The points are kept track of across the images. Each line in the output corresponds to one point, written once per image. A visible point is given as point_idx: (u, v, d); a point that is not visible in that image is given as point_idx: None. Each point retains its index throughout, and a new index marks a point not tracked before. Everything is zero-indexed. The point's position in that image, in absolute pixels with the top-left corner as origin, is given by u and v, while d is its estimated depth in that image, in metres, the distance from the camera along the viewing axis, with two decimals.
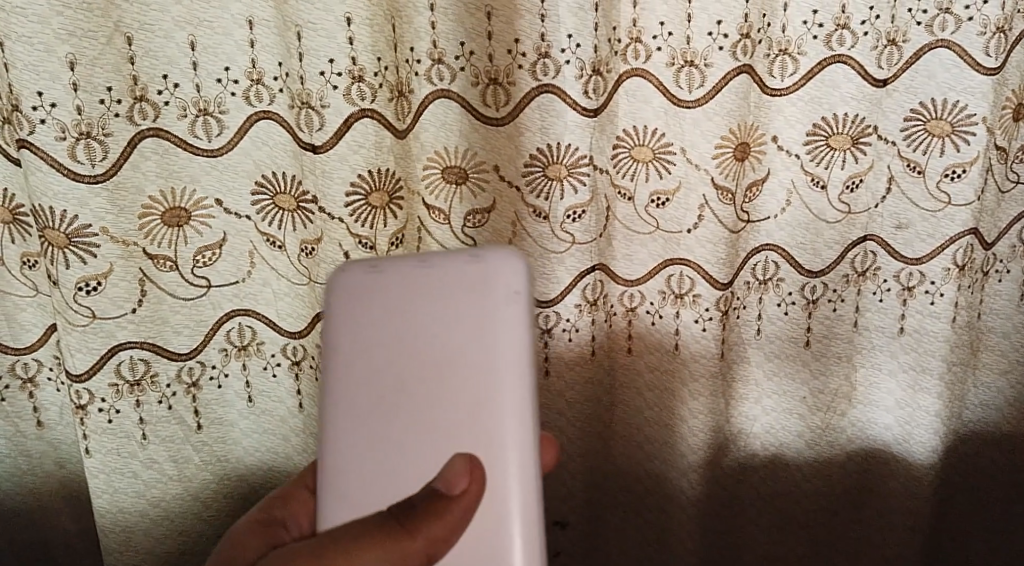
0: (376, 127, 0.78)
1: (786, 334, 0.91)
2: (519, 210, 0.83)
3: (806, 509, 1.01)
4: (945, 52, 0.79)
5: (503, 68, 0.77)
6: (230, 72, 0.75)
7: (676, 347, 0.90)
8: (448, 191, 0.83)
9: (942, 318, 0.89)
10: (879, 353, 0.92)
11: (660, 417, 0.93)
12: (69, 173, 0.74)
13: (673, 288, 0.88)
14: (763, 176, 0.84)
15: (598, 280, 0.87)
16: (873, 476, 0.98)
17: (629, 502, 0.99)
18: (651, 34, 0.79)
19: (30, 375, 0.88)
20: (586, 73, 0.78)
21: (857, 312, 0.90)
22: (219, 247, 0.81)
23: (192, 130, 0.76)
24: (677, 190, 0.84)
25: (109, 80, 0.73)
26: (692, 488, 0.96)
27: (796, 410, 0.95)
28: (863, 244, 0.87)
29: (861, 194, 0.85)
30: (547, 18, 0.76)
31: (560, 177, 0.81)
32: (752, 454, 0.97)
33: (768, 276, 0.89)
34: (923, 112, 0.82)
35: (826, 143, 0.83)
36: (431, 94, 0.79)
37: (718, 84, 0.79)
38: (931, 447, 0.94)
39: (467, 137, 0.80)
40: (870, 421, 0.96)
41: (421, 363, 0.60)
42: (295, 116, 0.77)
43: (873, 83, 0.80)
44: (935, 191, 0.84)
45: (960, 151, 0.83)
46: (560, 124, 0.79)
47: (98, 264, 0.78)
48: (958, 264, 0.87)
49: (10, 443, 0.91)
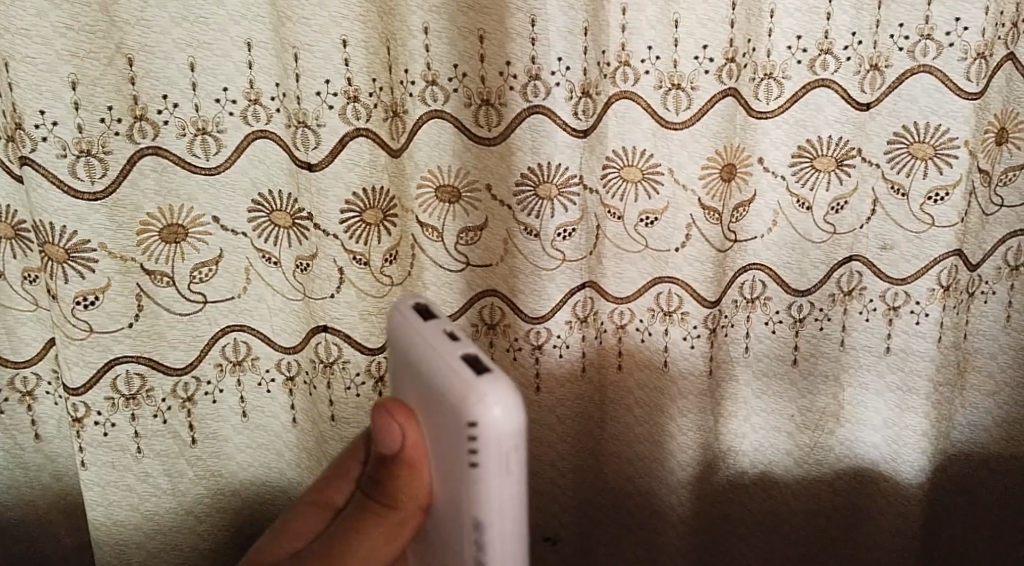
0: (370, 146, 0.80)
1: (774, 352, 0.92)
2: (510, 228, 0.85)
3: (796, 528, 1.01)
4: (927, 78, 0.81)
5: (494, 89, 0.79)
6: (229, 92, 0.77)
7: (665, 363, 0.92)
8: (441, 209, 0.84)
9: (927, 337, 0.91)
10: (867, 372, 0.94)
11: (649, 434, 0.95)
12: (69, 190, 0.76)
13: (661, 306, 0.90)
14: (749, 196, 0.86)
15: (588, 297, 0.89)
16: (862, 495, 0.99)
17: (619, 518, 1.00)
18: (639, 57, 0.81)
19: (28, 389, 0.89)
20: (575, 95, 0.80)
21: (844, 331, 0.92)
22: (216, 263, 0.83)
23: (190, 148, 0.78)
24: (665, 209, 0.86)
25: (110, 100, 0.75)
26: (681, 504, 0.98)
27: (784, 428, 0.96)
28: (848, 264, 0.89)
29: (847, 215, 0.86)
30: (538, 41, 0.78)
31: (550, 196, 0.83)
32: (741, 472, 0.98)
33: (754, 295, 0.90)
34: (906, 135, 0.84)
35: (811, 165, 0.84)
36: (425, 114, 0.81)
37: (705, 106, 0.82)
38: (919, 467, 0.95)
39: (459, 156, 0.82)
40: (859, 440, 0.97)
41: None
42: (292, 135, 0.79)
43: (856, 107, 0.82)
44: (918, 213, 0.86)
45: (943, 174, 0.85)
46: (550, 144, 0.81)
47: (96, 279, 0.80)
48: (943, 285, 0.89)
49: (7, 455, 0.92)
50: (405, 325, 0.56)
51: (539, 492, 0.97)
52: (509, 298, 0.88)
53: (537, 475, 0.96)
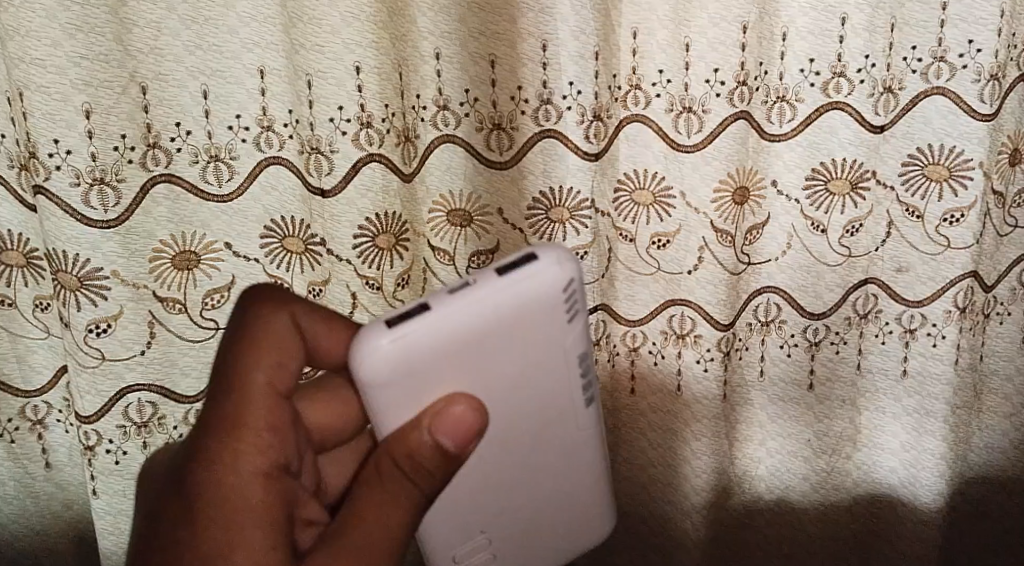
0: (383, 172, 0.80)
1: (789, 376, 0.92)
2: (522, 252, 0.84)
3: (814, 553, 1.00)
4: (941, 99, 0.81)
5: (506, 114, 0.79)
6: (242, 119, 0.77)
7: (678, 388, 0.91)
8: (453, 233, 0.84)
9: (944, 360, 0.90)
10: (883, 396, 0.93)
11: (662, 458, 0.94)
12: (82, 218, 0.76)
13: (674, 329, 0.89)
14: (762, 219, 0.86)
15: (601, 321, 0.88)
16: (879, 518, 0.98)
17: (635, 543, 0.99)
18: (650, 81, 0.81)
19: (39, 417, 0.89)
20: (587, 119, 0.80)
21: (860, 354, 0.91)
22: (228, 289, 0.82)
23: (203, 176, 0.78)
24: (677, 232, 0.85)
25: (124, 128, 0.75)
26: (695, 530, 0.97)
27: (800, 453, 0.95)
28: (864, 287, 0.88)
29: (861, 237, 0.86)
30: (549, 66, 0.78)
31: (562, 220, 0.83)
32: (757, 496, 0.97)
33: (769, 317, 0.89)
34: (920, 158, 0.83)
35: (825, 188, 0.84)
36: (437, 138, 0.80)
37: (717, 129, 0.81)
38: (936, 491, 0.94)
39: (471, 181, 0.82)
40: (875, 464, 0.96)
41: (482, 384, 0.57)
42: (305, 161, 0.79)
43: (870, 129, 0.82)
44: (935, 235, 0.86)
45: (958, 196, 0.84)
46: (562, 168, 0.81)
47: (108, 307, 0.80)
48: (959, 307, 0.88)
49: (20, 485, 0.92)
50: (428, 320, 0.53)
51: None
52: None
53: None
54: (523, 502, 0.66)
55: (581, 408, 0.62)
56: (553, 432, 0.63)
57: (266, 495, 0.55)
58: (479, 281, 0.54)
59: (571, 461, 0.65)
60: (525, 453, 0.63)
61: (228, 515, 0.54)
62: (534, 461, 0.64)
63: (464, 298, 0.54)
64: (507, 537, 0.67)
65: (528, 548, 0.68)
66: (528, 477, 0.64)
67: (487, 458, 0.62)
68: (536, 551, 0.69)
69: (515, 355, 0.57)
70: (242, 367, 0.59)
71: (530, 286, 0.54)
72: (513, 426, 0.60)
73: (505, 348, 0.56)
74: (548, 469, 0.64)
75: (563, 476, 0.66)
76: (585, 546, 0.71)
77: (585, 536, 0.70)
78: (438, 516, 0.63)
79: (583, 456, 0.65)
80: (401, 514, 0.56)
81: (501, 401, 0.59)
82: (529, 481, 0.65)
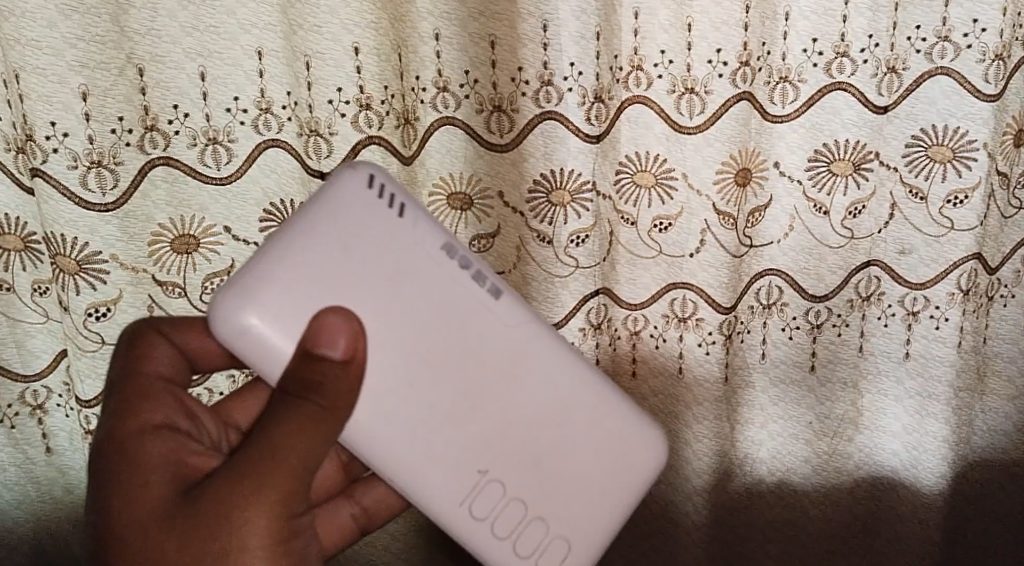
0: (383, 154, 0.80)
1: (790, 359, 0.92)
2: (523, 235, 0.85)
3: (816, 537, 1.00)
4: (945, 79, 0.80)
5: (506, 96, 0.78)
6: (240, 101, 0.76)
7: (680, 370, 0.91)
8: (453, 217, 0.84)
9: (947, 343, 0.90)
10: (886, 379, 0.92)
11: (664, 442, 0.94)
12: (80, 201, 0.76)
13: (676, 312, 0.89)
14: (765, 201, 0.85)
15: (602, 304, 0.88)
16: (882, 502, 0.97)
17: (637, 528, 0.98)
18: (652, 61, 0.80)
19: (39, 401, 0.89)
20: (588, 100, 0.79)
21: (862, 337, 0.90)
22: (228, 273, 0.82)
23: (201, 159, 0.77)
24: (679, 214, 0.85)
25: (121, 110, 0.74)
26: (697, 513, 0.97)
27: (802, 436, 0.95)
28: (867, 269, 0.88)
29: (864, 219, 0.85)
30: (550, 46, 0.77)
31: (563, 203, 0.83)
32: (758, 479, 0.97)
33: (772, 300, 0.89)
34: (924, 139, 0.83)
35: (829, 169, 0.83)
36: (437, 120, 0.80)
37: (719, 110, 0.81)
38: (939, 473, 0.95)
39: (471, 164, 0.82)
40: (877, 447, 0.96)
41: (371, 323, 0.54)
42: (304, 144, 0.78)
43: (873, 110, 0.81)
44: (938, 216, 0.85)
45: (961, 177, 0.84)
46: (563, 150, 0.81)
47: (108, 291, 0.80)
48: (962, 289, 0.88)
49: (21, 469, 0.92)
50: (254, 277, 0.52)
51: None
52: None
53: None
54: (509, 439, 0.57)
55: (492, 302, 0.57)
56: (476, 338, 0.56)
57: (170, 475, 0.56)
58: (284, 226, 0.53)
59: (533, 377, 0.58)
60: (465, 379, 0.56)
61: (134, 491, 0.55)
62: (483, 388, 0.56)
63: (280, 246, 0.52)
64: (525, 485, 0.58)
65: (550, 488, 0.59)
66: (489, 410, 0.57)
67: (421, 400, 0.55)
68: (573, 501, 0.59)
69: (374, 267, 0.54)
70: (130, 373, 0.63)
71: (328, 201, 0.54)
72: (427, 349, 0.55)
73: (361, 263, 0.53)
74: (513, 395, 0.57)
75: (539, 396, 0.58)
76: (638, 472, 0.61)
77: (626, 467, 0.61)
78: (424, 482, 0.56)
79: (545, 362, 0.59)
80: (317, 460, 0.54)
81: (400, 333, 0.54)
82: (495, 412, 0.57)
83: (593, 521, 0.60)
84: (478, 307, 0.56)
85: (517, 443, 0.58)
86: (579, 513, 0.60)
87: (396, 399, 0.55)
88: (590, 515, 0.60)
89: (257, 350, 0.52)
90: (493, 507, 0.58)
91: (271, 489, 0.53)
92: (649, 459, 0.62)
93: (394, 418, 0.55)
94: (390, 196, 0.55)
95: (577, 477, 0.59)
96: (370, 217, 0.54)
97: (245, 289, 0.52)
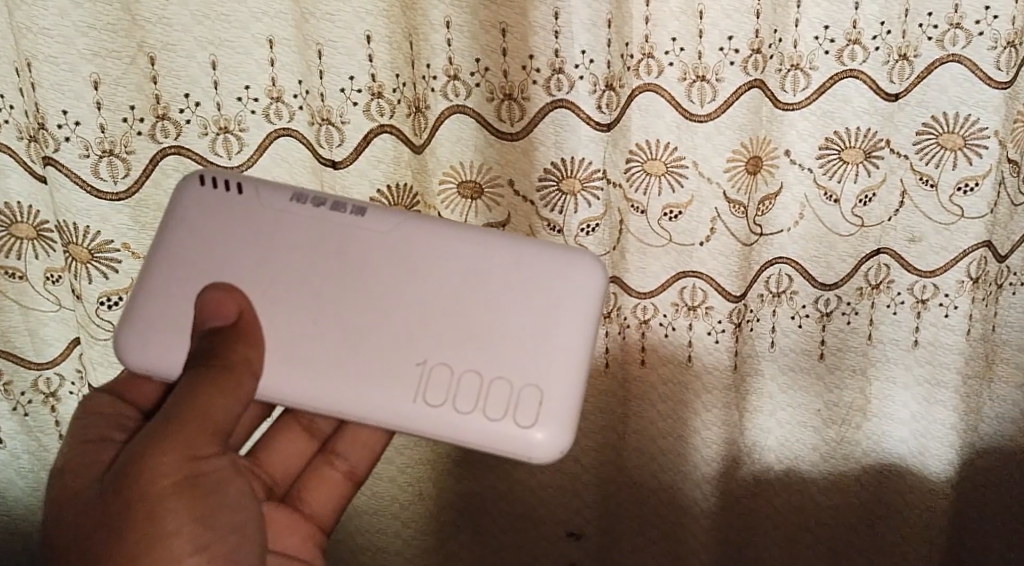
0: (394, 142, 0.80)
1: (799, 347, 0.92)
2: (533, 223, 0.85)
3: (822, 523, 1.01)
4: (956, 67, 0.80)
5: (517, 84, 0.78)
6: (251, 90, 0.76)
7: (689, 359, 0.91)
8: (464, 205, 0.85)
9: (956, 331, 0.90)
10: (894, 366, 0.93)
11: (672, 429, 0.94)
12: (93, 190, 0.77)
13: (685, 301, 0.89)
14: (775, 189, 0.85)
15: (611, 294, 0.89)
16: (888, 488, 0.98)
17: (643, 512, 0.99)
18: (662, 49, 0.80)
19: (51, 389, 0.89)
20: (599, 88, 0.79)
21: (871, 325, 0.91)
22: None
23: (213, 147, 0.77)
24: (689, 203, 0.85)
25: (133, 99, 0.74)
26: (705, 499, 0.98)
27: (810, 423, 0.95)
28: (876, 257, 0.88)
29: (875, 207, 0.85)
30: (561, 34, 0.76)
31: (574, 192, 0.83)
32: (767, 467, 0.98)
33: (781, 288, 0.89)
34: (936, 126, 0.83)
35: (839, 157, 0.83)
36: (447, 109, 0.80)
37: (730, 98, 0.81)
38: (946, 460, 0.95)
39: (482, 153, 0.82)
40: (885, 435, 0.96)
41: (270, 287, 0.65)
42: (315, 133, 0.78)
43: (884, 98, 0.81)
44: (948, 204, 0.85)
45: (972, 165, 0.84)
46: (574, 138, 0.81)
47: (120, 279, 0.81)
48: (971, 277, 0.88)
49: (35, 455, 0.92)
50: (153, 302, 0.65)
51: (562, 487, 0.97)
52: None
53: (560, 470, 0.96)
54: (421, 333, 0.65)
55: (357, 220, 0.66)
56: (358, 260, 0.66)
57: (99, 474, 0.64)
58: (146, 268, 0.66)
59: (425, 270, 0.66)
60: (360, 299, 0.65)
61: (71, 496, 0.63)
62: (382, 297, 0.65)
63: (156, 275, 0.65)
64: (462, 358, 0.64)
65: (488, 348, 0.64)
66: (401, 312, 0.65)
67: (328, 334, 0.65)
68: (516, 350, 0.64)
69: (252, 252, 0.65)
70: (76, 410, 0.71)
71: (174, 218, 0.66)
72: (317, 290, 0.65)
73: (235, 244, 0.66)
74: (410, 298, 0.65)
75: (431, 281, 0.65)
76: (567, 301, 0.65)
77: (551, 299, 0.65)
78: (366, 399, 0.64)
79: (429, 250, 0.66)
80: (223, 409, 0.62)
81: (297, 282, 0.65)
82: (399, 317, 0.65)
83: (551, 362, 0.64)
84: (348, 231, 0.66)
85: (431, 331, 0.65)
86: (532, 357, 0.64)
87: (300, 337, 0.65)
88: (542, 357, 0.64)
89: (169, 350, 0.65)
90: (445, 389, 0.64)
91: (175, 438, 0.61)
92: (577, 275, 0.65)
93: (312, 360, 0.64)
94: (228, 184, 0.67)
95: (506, 328, 0.64)
96: (214, 214, 0.66)
97: (134, 313, 0.65)
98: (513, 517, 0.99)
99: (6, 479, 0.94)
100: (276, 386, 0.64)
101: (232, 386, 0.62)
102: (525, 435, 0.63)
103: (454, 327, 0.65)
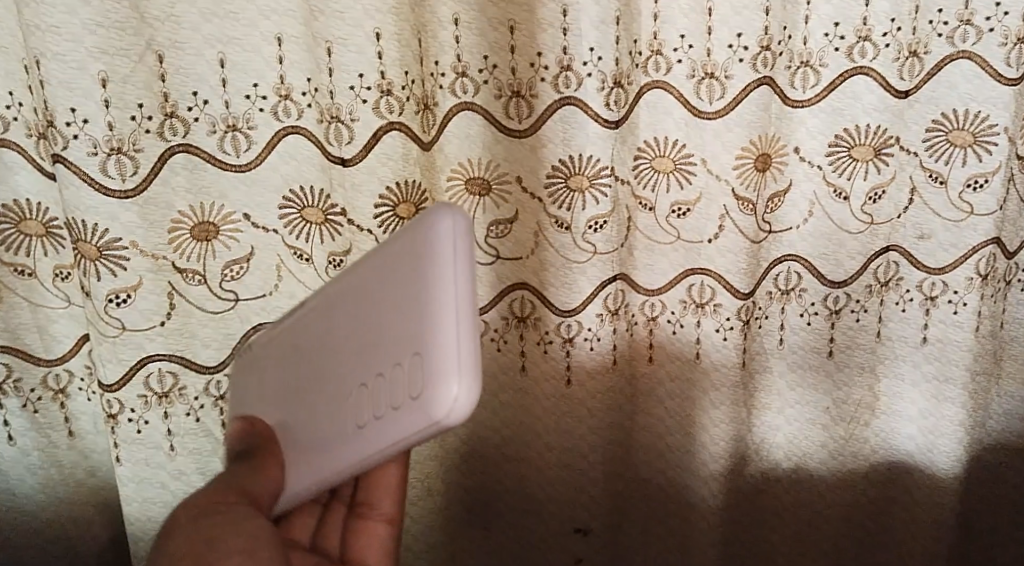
0: (404, 140, 0.80)
1: (808, 345, 0.92)
2: (541, 220, 0.85)
3: (831, 521, 1.00)
4: (967, 63, 0.80)
5: (525, 81, 0.78)
6: (259, 88, 0.76)
7: (697, 356, 0.91)
8: (471, 202, 0.84)
9: (965, 328, 0.90)
10: (903, 364, 0.93)
11: (680, 426, 0.94)
12: (101, 188, 0.75)
13: (694, 298, 0.89)
14: (784, 186, 0.85)
15: (619, 290, 0.88)
16: (896, 486, 0.98)
17: (652, 508, 0.99)
18: (671, 46, 0.80)
19: (61, 386, 0.89)
20: (607, 86, 0.79)
21: (879, 322, 0.91)
22: (247, 261, 0.82)
23: (221, 145, 0.77)
24: (698, 200, 0.85)
25: (141, 97, 0.74)
26: (714, 497, 0.96)
27: (819, 420, 0.95)
28: (885, 255, 0.88)
29: (885, 205, 0.85)
30: (569, 31, 0.77)
31: (582, 189, 0.82)
32: (775, 465, 0.97)
33: (789, 286, 0.89)
34: (946, 122, 0.82)
35: (849, 155, 0.83)
36: (455, 106, 0.80)
37: (739, 95, 0.80)
38: (954, 457, 0.94)
39: (490, 149, 0.82)
40: (893, 432, 0.96)
41: (273, 400, 0.67)
42: (324, 131, 0.78)
43: (894, 95, 0.81)
44: (958, 201, 0.85)
45: (982, 161, 0.83)
46: (582, 136, 0.80)
47: (129, 277, 0.79)
48: (981, 274, 0.87)
49: (42, 454, 0.92)
50: None
51: (569, 485, 0.96)
52: (539, 292, 0.88)
53: (568, 468, 0.96)
54: (343, 356, 0.61)
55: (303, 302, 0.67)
56: (303, 336, 0.65)
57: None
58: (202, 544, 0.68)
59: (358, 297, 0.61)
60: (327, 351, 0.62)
61: None
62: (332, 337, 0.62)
63: None
64: (366, 364, 0.58)
65: (380, 332, 0.57)
66: (331, 353, 0.62)
67: (300, 412, 0.63)
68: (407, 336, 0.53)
69: (258, 408, 0.68)
70: None
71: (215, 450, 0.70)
72: (314, 368, 0.65)
73: (236, 437, 0.67)
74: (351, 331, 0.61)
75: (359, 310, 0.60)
76: (417, 240, 0.55)
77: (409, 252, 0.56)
78: (331, 453, 0.59)
79: (342, 277, 0.63)
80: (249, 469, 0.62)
81: (285, 377, 0.66)
82: (347, 354, 0.60)
83: (439, 326, 0.52)
84: (296, 313, 0.68)
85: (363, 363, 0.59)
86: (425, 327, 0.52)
87: (287, 426, 0.64)
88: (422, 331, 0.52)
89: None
90: (365, 404, 0.57)
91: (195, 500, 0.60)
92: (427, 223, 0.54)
93: (297, 437, 0.63)
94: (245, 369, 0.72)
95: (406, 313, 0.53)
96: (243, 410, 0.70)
97: None
98: (521, 514, 0.98)
99: (16, 476, 0.93)
100: (289, 483, 0.62)
101: (262, 458, 0.63)
102: (431, 396, 0.50)
103: (354, 335, 0.60)
